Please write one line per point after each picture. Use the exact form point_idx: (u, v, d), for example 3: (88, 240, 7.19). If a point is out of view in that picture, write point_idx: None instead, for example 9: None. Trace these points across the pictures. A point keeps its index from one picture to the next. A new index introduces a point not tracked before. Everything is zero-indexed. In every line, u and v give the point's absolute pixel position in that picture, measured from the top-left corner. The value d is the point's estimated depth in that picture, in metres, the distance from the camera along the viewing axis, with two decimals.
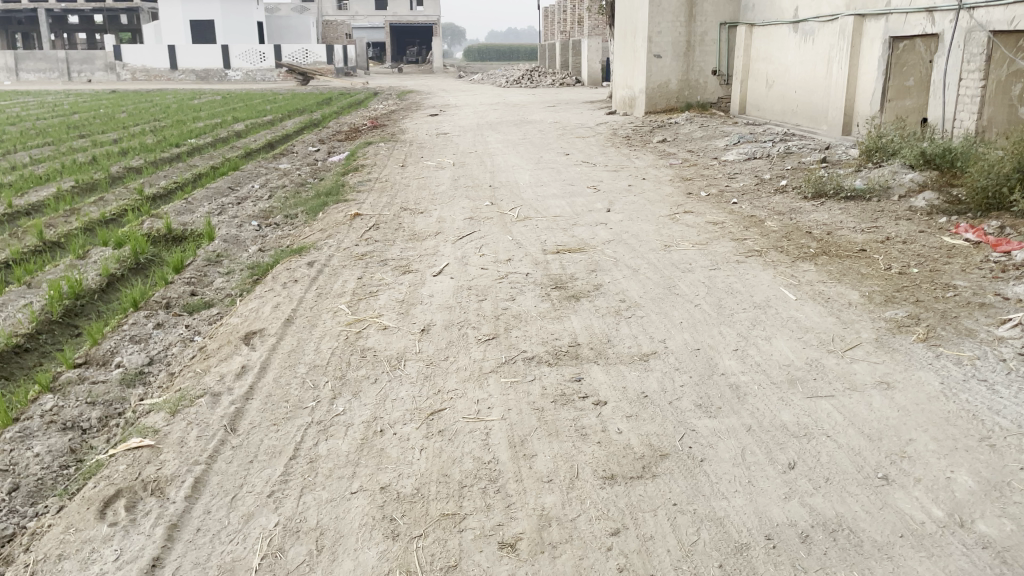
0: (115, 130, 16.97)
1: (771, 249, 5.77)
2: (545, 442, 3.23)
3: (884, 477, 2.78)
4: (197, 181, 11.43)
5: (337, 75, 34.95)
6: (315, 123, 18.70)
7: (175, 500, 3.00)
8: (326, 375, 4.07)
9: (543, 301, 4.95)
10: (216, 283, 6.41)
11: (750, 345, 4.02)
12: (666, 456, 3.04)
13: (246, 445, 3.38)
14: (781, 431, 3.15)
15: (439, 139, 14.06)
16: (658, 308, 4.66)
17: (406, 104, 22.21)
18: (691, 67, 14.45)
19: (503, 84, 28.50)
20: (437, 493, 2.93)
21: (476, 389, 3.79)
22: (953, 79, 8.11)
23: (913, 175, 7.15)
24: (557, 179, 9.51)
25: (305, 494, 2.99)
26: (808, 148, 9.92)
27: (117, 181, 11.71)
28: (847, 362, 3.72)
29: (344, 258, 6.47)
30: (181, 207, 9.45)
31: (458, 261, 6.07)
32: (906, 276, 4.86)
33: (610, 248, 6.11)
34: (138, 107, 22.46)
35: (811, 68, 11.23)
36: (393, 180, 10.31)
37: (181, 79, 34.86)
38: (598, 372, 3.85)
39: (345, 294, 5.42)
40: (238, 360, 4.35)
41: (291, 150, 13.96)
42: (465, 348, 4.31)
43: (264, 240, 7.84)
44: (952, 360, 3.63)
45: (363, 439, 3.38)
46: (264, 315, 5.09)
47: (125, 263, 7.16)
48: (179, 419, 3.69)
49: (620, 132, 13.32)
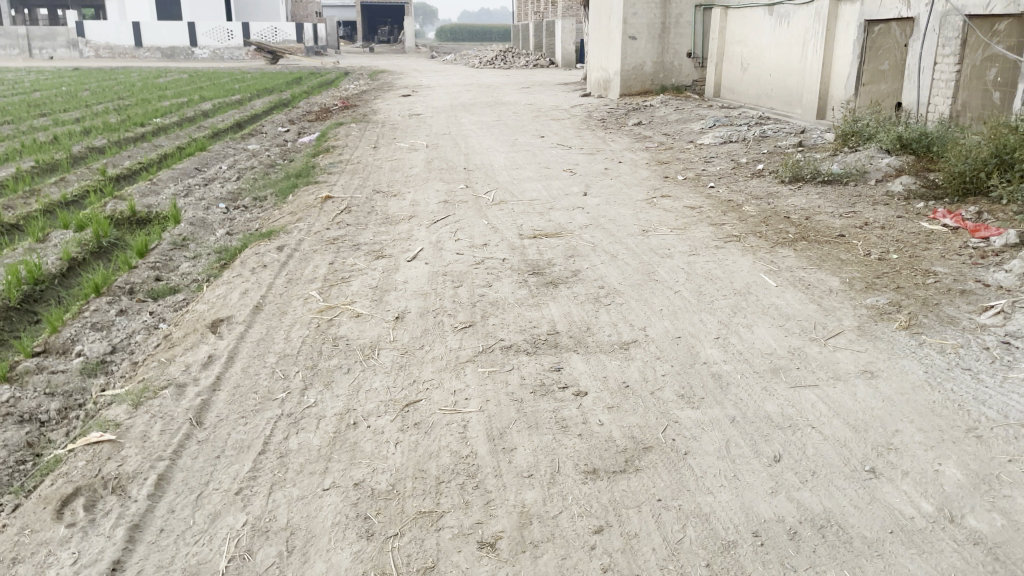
0: (77, 109, 16.51)
1: (749, 234, 5.71)
2: (524, 434, 3.13)
3: (871, 470, 2.72)
4: (163, 162, 11.12)
5: (307, 55, 34.35)
6: (284, 103, 18.33)
7: (137, 498, 2.85)
8: (297, 365, 3.93)
9: (520, 287, 4.84)
10: (182, 268, 6.22)
11: (732, 333, 3.95)
12: (650, 449, 2.96)
13: (213, 440, 3.25)
14: (765, 422, 3.09)
15: (411, 120, 13.84)
16: (637, 295, 4.57)
17: (378, 84, 21.89)
18: (665, 50, 14.36)
19: (476, 65, 28.21)
20: (414, 490, 2.82)
21: (453, 379, 3.69)
22: (928, 63, 8.09)
23: (889, 160, 7.13)
24: (533, 162, 9.38)
25: (275, 492, 2.87)
26: (784, 132, 9.88)
27: (79, 161, 11.37)
28: (830, 350, 3.66)
29: (315, 242, 6.31)
30: (146, 188, 9.19)
31: (433, 245, 5.94)
32: (885, 262, 4.82)
33: (587, 233, 6.01)
34: (101, 85, 21.87)
35: (786, 51, 11.18)
36: (365, 161, 10.11)
37: (147, 57, 34.03)
38: (577, 362, 3.76)
39: (316, 279, 5.27)
40: (205, 349, 4.19)
41: (260, 130, 13.66)
42: (440, 336, 4.19)
43: (232, 224, 7.63)
44: (936, 348, 3.58)
45: (336, 432, 3.26)
46: (232, 302, 4.93)
47: (87, 246, 6.92)
48: (142, 411, 3.53)
49: (595, 115, 13.20)
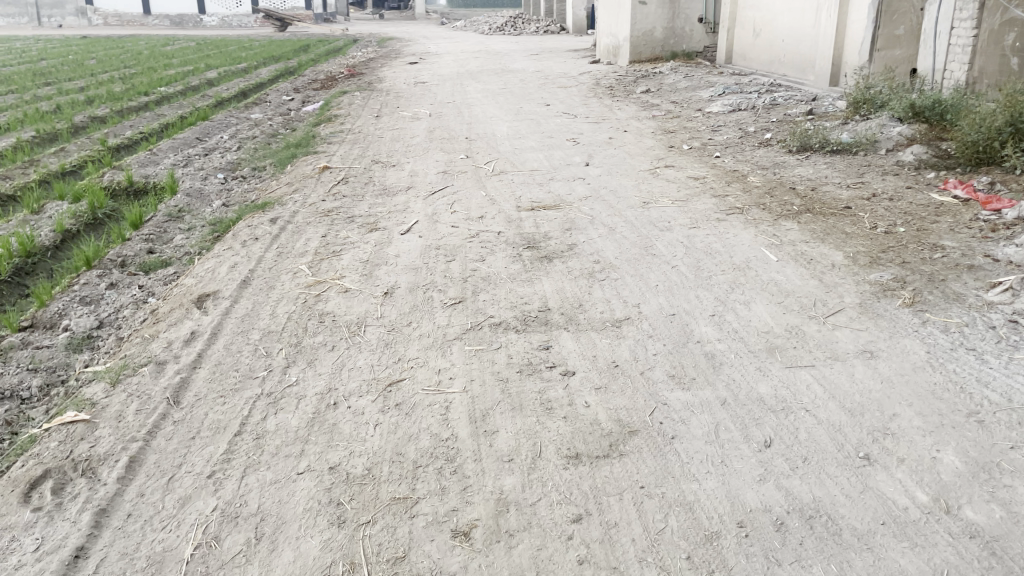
0: (81, 78, 16.34)
1: (753, 206, 5.55)
2: (507, 416, 3.03)
3: (865, 457, 2.61)
4: (164, 131, 11.00)
5: (315, 21, 33.96)
6: (290, 70, 18.10)
7: (106, 482, 2.78)
8: (280, 342, 3.84)
9: (514, 262, 4.71)
10: (175, 240, 6.11)
11: (728, 310, 3.82)
12: (635, 433, 2.85)
13: (189, 420, 3.16)
14: (757, 405, 2.97)
15: (416, 88, 13.62)
16: (633, 271, 4.43)
17: (386, 51, 21.58)
18: (675, 15, 14.04)
19: (485, 32, 27.78)
20: (390, 474, 2.73)
21: (438, 357, 3.58)
22: (944, 27, 7.81)
23: (901, 128, 6.91)
24: (536, 131, 9.20)
25: (248, 475, 2.78)
26: (794, 99, 9.63)
27: (80, 131, 11.26)
28: (828, 329, 3.53)
29: (309, 214, 6.19)
30: (144, 158, 9.09)
31: (428, 218, 5.81)
32: (892, 235, 4.66)
33: (587, 205, 5.86)
34: (108, 53, 21.75)
35: (798, 16, 10.88)
36: (366, 131, 9.94)
37: (155, 25, 33.83)
38: (567, 340, 3.64)
39: (307, 253, 5.16)
40: (189, 326, 4.10)
41: (264, 99, 13.49)
42: (429, 313, 4.08)
43: (229, 195, 7.51)
44: (940, 327, 3.44)
45: (315, 413, 3.17)
46: (220, 276, 4.83)
47: (81, 217, 6.83)
48: (119, 389, 3.45)
49: (603, 82, 12.94)
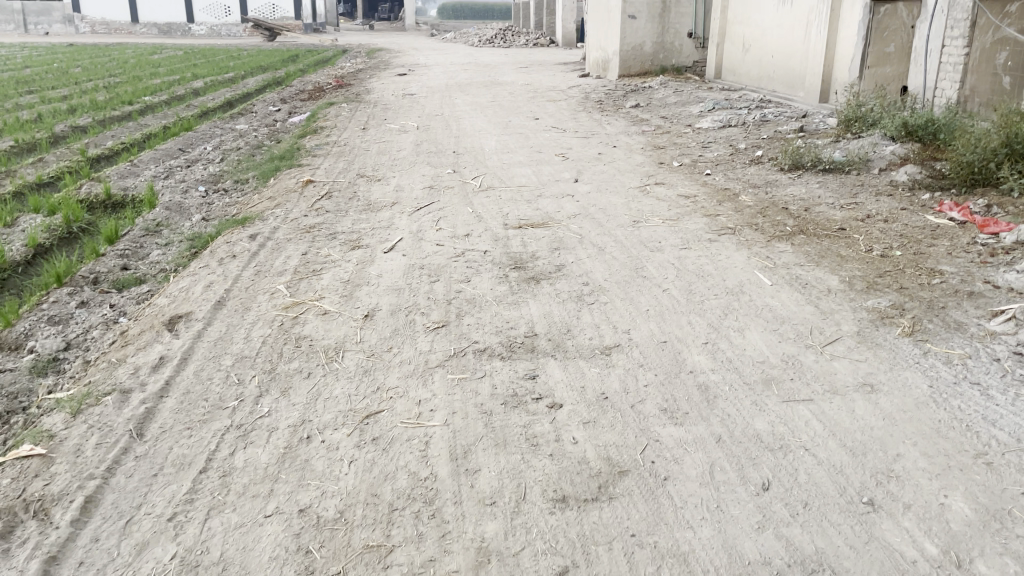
0: (64, 86, 16.10)
1: (746, 226, 5.41)
2: (489, 453, 2.86)
3: (869, 503, 2.46)
4: (146, 141, 10.79)
5: (304, 32, 33.87)
6: (278, 81, 17.93)
7: (58, 525, 2.60)
8: (253, 369, 3.65)
9: (500, 284, 4.55)
10: (151, 256, 5.92)
11: (722, 337, 3.67)
12: (625, 473, 2.69)
13: (152, 455, 2.98)
14: (754, 442, 2.82)
15: (404, 100, 13.48)
16: (623, 294, 4.28)
17: (375, 62, 21.44)
18: (665, 30, 13.98)
19: (475, 44, 27.70)
20: (363, 519, 2.55)
21: (419, 387, 3.41)
22: (935, 45, 7.73)
23: (894, 148, 6.81)
24: (525, 145, 9.07)
25: (212, 518, 2.61)
26: (785, 115, 9.55)
27: (60, 141, 11.03)
28: (827, 359, 3.38)
29: (290, 230, 6.02)
30: (124, 170, 8.88)
31: (413, 235, 5.65)
32: (888, 259, 4.53)
33: (575, 223, 5.72)
34: (92, 61, 21.47)
35: (788, 32, 10.81)
36: (352, 143, 9.79)
37: (143, 34, 33.54)
38: (554, 369, 3.48)
39: (286, 272, 4.98)
40: (158, 350, 3.91)
41: (250, 109, 13.31)
42: (410, 338, 3.91)
43: (210, 209, 7.32)
44: (941, 359, 3.30)
45: (287, 448, 2.99)
46: (195, 296, 4.65)
47: (55, 231, 6.63)
48: (80, 420, 3.26)
49: (593, 96, 12.85)
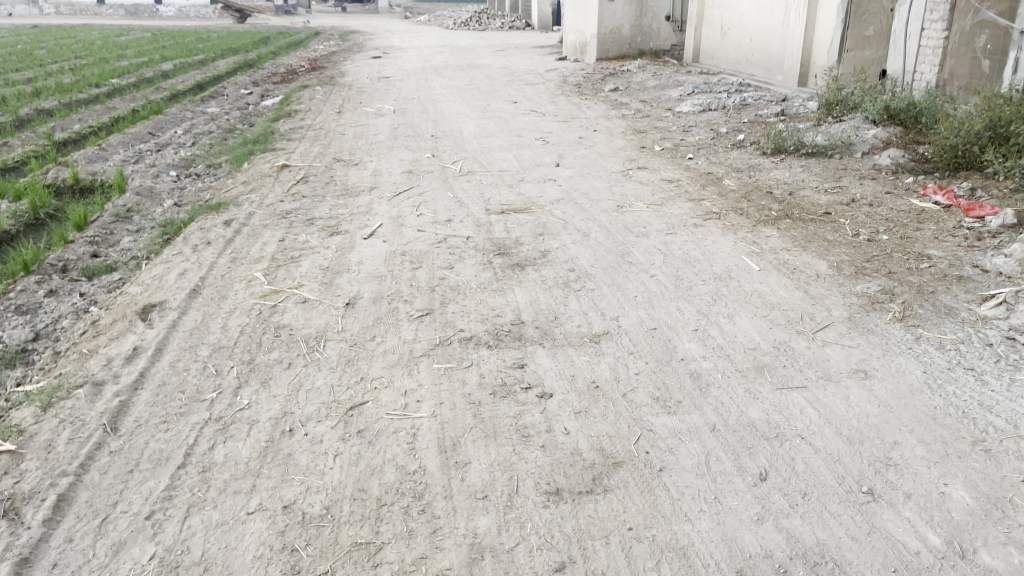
0: (30, 68, 15.67)
1: (730, 211, 5.36)
2: (479, 445, 2.78)
3: (868, 493, 2.43)
4: (115, 125, 10.52)
5: (276, 14, 33.34)
6: (250, 63, 17.58)
7: (29, 526, 2.48)
8: (231, 359, 3.53)
9: (484, 270, 4.46)
10: (122, 243, 5.74)
11: (711, 324, 3.61)
12: (620, 465, 2.62)
13: (127, 450, 2.86)
14: (749, 431, 2.76)
15: (380, 83, 13.28)
16: (610, 280, 4.21)
17: (349, 45, 21.12)
18: (643, 13, 13.89)
19: (450, 27, 27.38)
20: (351, 515, 2.46)
21: (404, 377, 3.32)
22: (914, 29, 7.70)
23: (876, 131, 6.80)
24: (504, 129, 8.96)
25: (192, 517, 2.51)
26: (765, 99, 9.52)
27: (25, 124, 10.71)
28: (819, 346, 3.34)
29: (266, 216, 5.87)
30: (93, 154, 8.64)
31: (393, 221, 5.53)
32: (875, 243, 4.50)
33: (558, 208, 5.63)
34: (58, 43, 20.94)
35: (767, 15, 10.76)
36: (328, 127, 9.60)
37: (110, 15, 32.80)
38: (543, 357, 3.40)
39: (263, 259, 4.85)
40: (132, 341, 3.78)
41: (222, 92, 13.04)
42: (394, 326, 3.81)
43: (182, 194, 7.14)
44: (934, 345, 3.27)
45: (268, 442, 2.89)
46: (169, 284, 4.51)
47: (22, 218, 6.41)
48: (50, 414, 3.12)
49: (571, 80, 12.74)
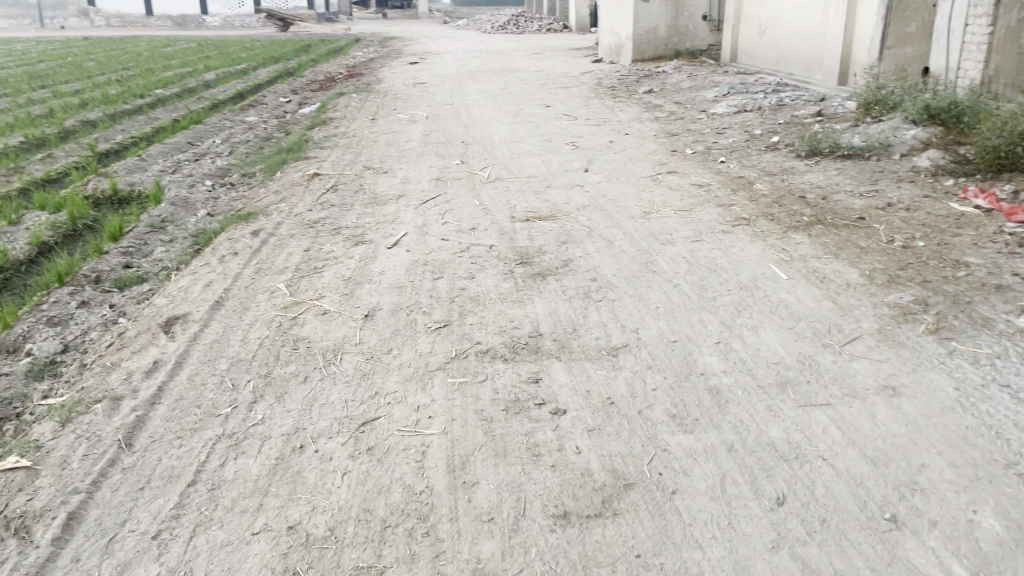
0: (78, 80, 16.04)
1: (761, 216, 5.23)
2: (488, 464, 2.72)
3: (891, 520, 2.32)
4: (155, 135, 10.70)
5: (318, 21, 33.68)
6: (290, 71, 17.79)
7: (39, 544, 2.50)
8: (248, 373, 3.53)
9: (505, 280, 4.41)
10: (154, 253, 5.81)
11: (735, 337, 3.50)
12: (631, 487, 2.55)
13: (140, 467, 2.87)
14: (768, 452, 2.66)
15: (414, 89, 13.33)
16: (632, 290, 4.13)
17: (387, 51, 21.24)
18: (679, 13, 13.71)
19: (488, 31, 27.42)
20: (354, 537, 2.43)
21: (418, 391, 3.28)
22: (958, 24, 7.43)
23: (915, 132, 6.58)
24: (535, 134, 8.90)
25: (198, 536, 2.50)
26: (802, 99, 9.30)
27: (70, 135, 10.95)
28: (845, 360, 3.21)
29: (294, 226, 5.89)
30: (132, 165, 8.79)
31: (418, 229, 5.51)
32: (910, 250, 4.34)
33: (584, 215, 5.56)
34: (108, 55, 21.40)
35: (805, 13, 10.52)
36: (360, 135, 9.65)
37: (158, 26, 33.48)
38: (559, 372, 3.33)
39: (287, 270, 4.86)
40: (153, 354, 3.80)
41: (261, 101, 13.20)
42: (411, 339, 3.78)
43: (215, 203, 7.22)
44: (968, 359, 3.13)
45: (278, 459, 2.87)
46: (194, 296, 4.54)
47: (60, 228, 6.53)
48: (68, 430, 3.15)
49: (605, 82, 12.62)
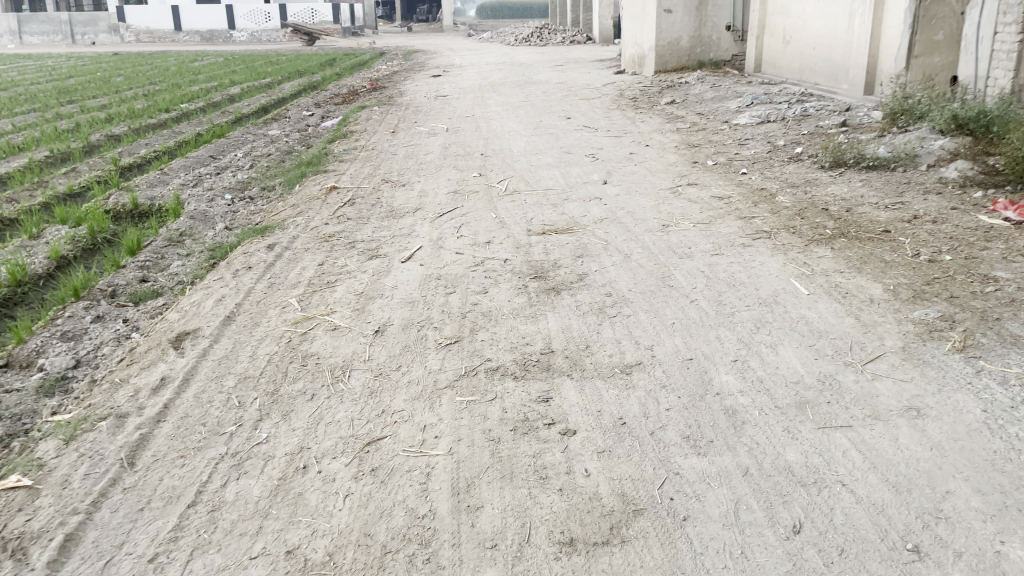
0: (106, 95, 16.28)
1: (782, 229, 5.11)
2: (493, 488, 2.64)
3: (914, 550, 2.20)
4: (178, 150, 10.78)
5: (344, 35, 33.96)
6: (313, 85, 17.92)
7: (34, 567, 2.46)
8: (255, 390, 3.48)
9: (519, 295, 4.34)
10: (171, 267, 5.80)
11: (752, 355, 3.39)
12: (641, 512, 2.45)
13: (141, 487, 2.83)
14: (785, 477, 2.55)
15: (436, 102, 13.34)
16: (648, 305, 4.03)
17: (411, 64, 21.33)
18: (702, 23, 13.61)
19: (511, 43, 27.48)
20: (353, 563, 2.36)
21: (426, 410, 3.20)
22: (987, 32, 7.27)
23: (943, 142, 6.43)
24: (555, 146, 8.83)
25: (194, 560, 2.44)
26: (827, 109, 9.15)
27: (94, 149, 11.08)
28: (867, 380, 3.09)
29: (309, 240, 5.86)
30: (154, 179, 8.85)
31: (433, 243, 5.46)
32: (937, 264, 4.21)
33: (601, 228, 5.47)
34: (136, 70, 21.71)
35: (830, 22, 10.38)
36: (380, 147, 9.65)
37: (186, 41, 33.97)
38: (570, 390, 3.24)
39: (300, 284, 4.82)
40: (161, 370, 3.77)
41: (284, 114, 13.29)
42: (421, 355, 3.71)
43: (234, 217, 7.22)
44: (996, 379, 2.99)
45: (280, 480, 2.81)
46: (205, 311, 4.51)
47: (79, 243, 6.58)
48: (72, 448, 3.12)
49: (627, 93, 12.54)
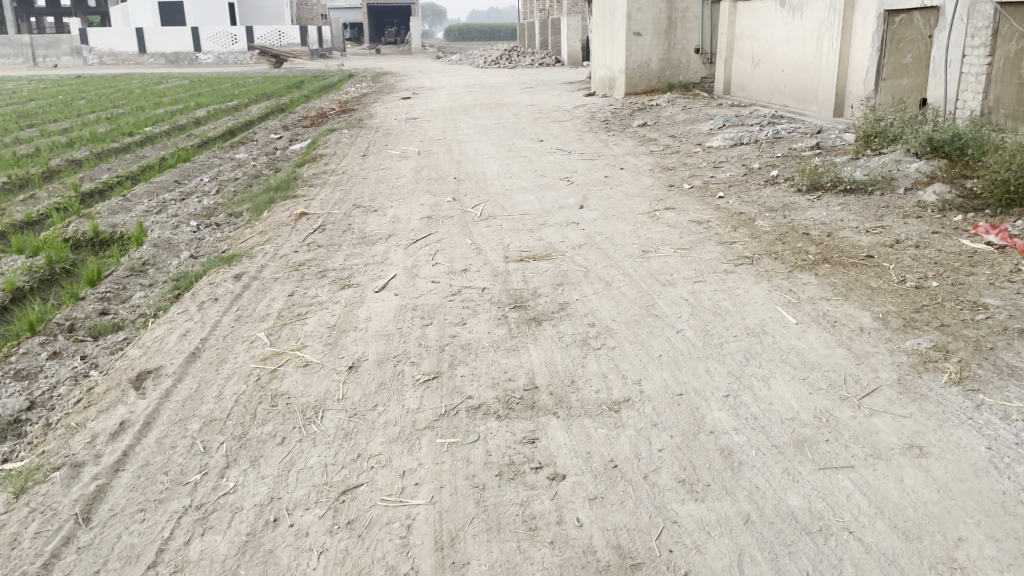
0: (67, 119, 15.89)
1: (764, 254, 5.02)
2: (479, 541, 2.47)
3: None
4: (141, 175, 10.49)
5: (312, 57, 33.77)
6: (282, 108, 17.68)
7: None
8: (222, 434, 3.27)
9: (498, 326, 4.18)
10: (132, 299, 5.56)
11: (745, 389, 3.26)
12: (639, 568, 2.30)
13: (97, 546, 2.62)
14: (788, 524, 2.42)
15: (407, 125, 13.21)
16: (632, 336, 3.90)
17: (380, 86, 21.20)
18: (672, 46, 13.67)
19: (480, 65, 27.50)
20: None
21: (405, 454, 3.02)
22: (956, 55, 7.30)
23: (918, 165, 6.42)
24: (528, 169, 8.72)
25: None
26: (799, 131, 9.17)
27: (54, 174, 10.75)
28: (865, 416, 2.97)
29: (278, 269, 5.66)
30: (116, 205, 8.56)
31: (407, 271, 5.29)
32: (923, 291, 4.13)
33: (580, 254, 5.35)
34: (99, 93, 21.29)
35: (799, 45, 10.45)
36: (351, 171, 9.47)
37: (151, 64, 33.51)
38: (557, 430, 3.09)
39: (268, 317, 4.62)
40: (121, 413, 3.54)
41: (251, 137, 13.06)
42: (398, 393, 3.53)
43: (199, 244, 6.98)
44: (997, 414, 2.89)
45: (249, 535, 2.61)
46: (169, 347, 4.28)
47: (37, 273, 6.30)
48: (21, 503, 2.89)
49: (599, 115, 12.51)
